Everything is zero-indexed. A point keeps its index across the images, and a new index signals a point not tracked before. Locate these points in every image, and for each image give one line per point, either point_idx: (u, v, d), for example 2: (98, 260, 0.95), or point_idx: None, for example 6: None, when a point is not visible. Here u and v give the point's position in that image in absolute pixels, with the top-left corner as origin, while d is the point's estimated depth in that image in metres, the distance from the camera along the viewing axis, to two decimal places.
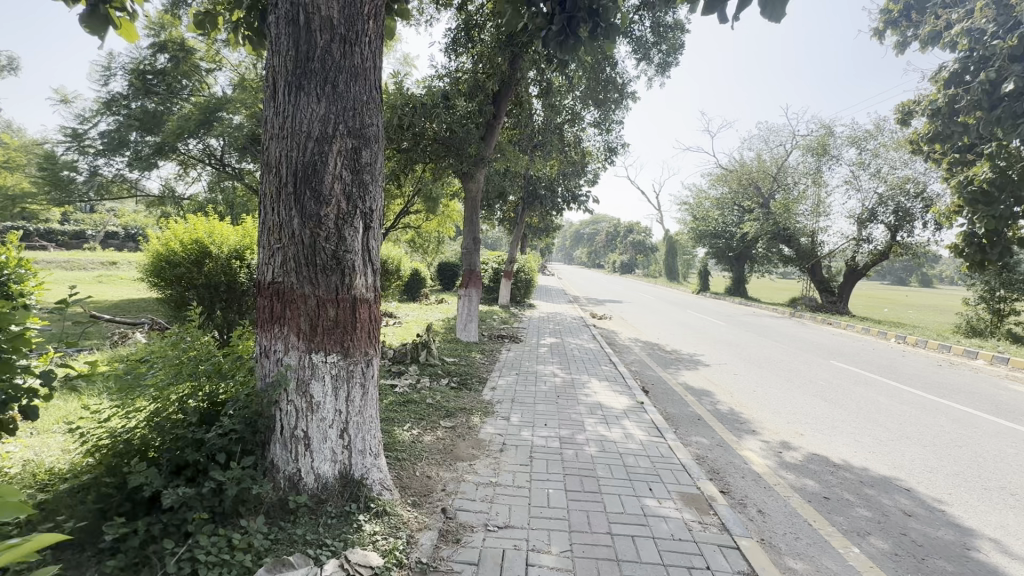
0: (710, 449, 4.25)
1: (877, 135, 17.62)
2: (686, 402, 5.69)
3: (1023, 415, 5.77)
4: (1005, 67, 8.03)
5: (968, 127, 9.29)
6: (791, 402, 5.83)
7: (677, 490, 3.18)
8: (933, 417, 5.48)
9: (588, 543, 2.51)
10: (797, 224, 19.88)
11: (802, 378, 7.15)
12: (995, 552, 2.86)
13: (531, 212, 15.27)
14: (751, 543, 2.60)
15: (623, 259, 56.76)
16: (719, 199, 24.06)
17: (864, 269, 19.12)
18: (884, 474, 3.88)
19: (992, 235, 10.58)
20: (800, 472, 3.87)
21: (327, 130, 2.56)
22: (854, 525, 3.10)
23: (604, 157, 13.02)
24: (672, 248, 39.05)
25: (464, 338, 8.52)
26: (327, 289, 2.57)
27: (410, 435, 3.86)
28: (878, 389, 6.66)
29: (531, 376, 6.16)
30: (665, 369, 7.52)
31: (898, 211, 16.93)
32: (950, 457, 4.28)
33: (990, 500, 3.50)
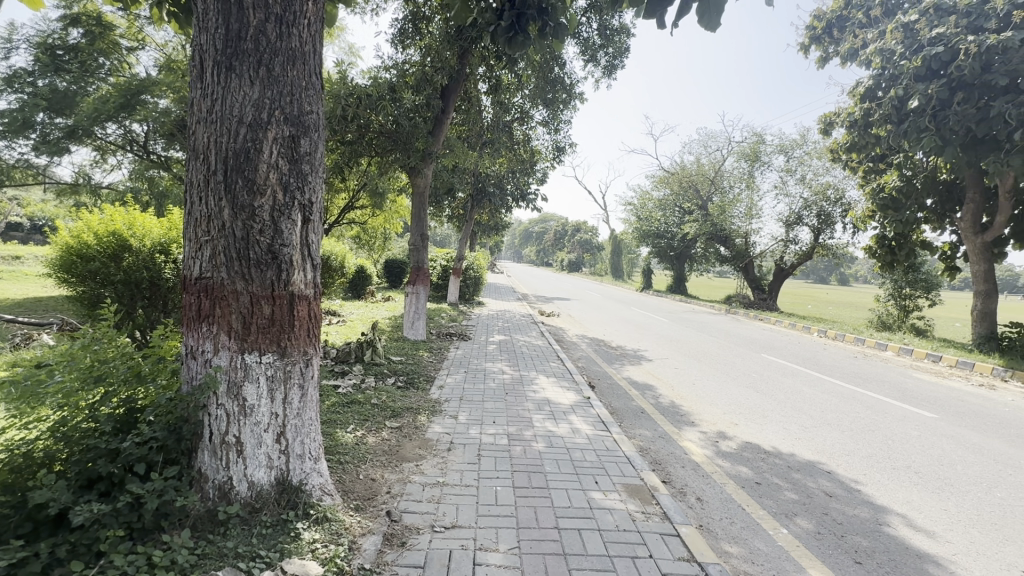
0: (652, 441, 4.40)
1: (802, 144, 18.94)
2: (630, 396, 5.87)
3: (924, 401, 6.39)
4: (911, 85, 8.87)
5: (880, 138, 10.16)
6: (727, 394, 6.16)
7: (621, 482, 3.26)
8: (850, 404, 5.96)
9: (535, 539, 2.51)
10: (732, 226, 21.06)
11: (737, 370, 7.58)
12: (903, 526, 3.14)
13: (480, 209, 15.22)
14: (691, 530, 2.70)
15: (570, 257, 57.89)
16: (661, 201, 24.99)
17: (791, 268, 20.50)
18: (809, 458, 4.18)
19: (900, 238, 11.65)
20: (734, 460, 4.07)
21: (261, 115, 2.40)
22: (782, 507, 3.30)
23: (553, 156, 13.16)
24: (618, 248, 40.19)
25: (411, 336, 8.34)
26: (262, 285, 2.42)
27: (353, 437, 3.72)
28: (803, 380, 7.18)
29: (480, 374, 6.12)
30: (611, 364, 7.71)
31: (820, 215, 18.28)
32: (864, 440, 4.66)
33: (897, 478, 3.84)
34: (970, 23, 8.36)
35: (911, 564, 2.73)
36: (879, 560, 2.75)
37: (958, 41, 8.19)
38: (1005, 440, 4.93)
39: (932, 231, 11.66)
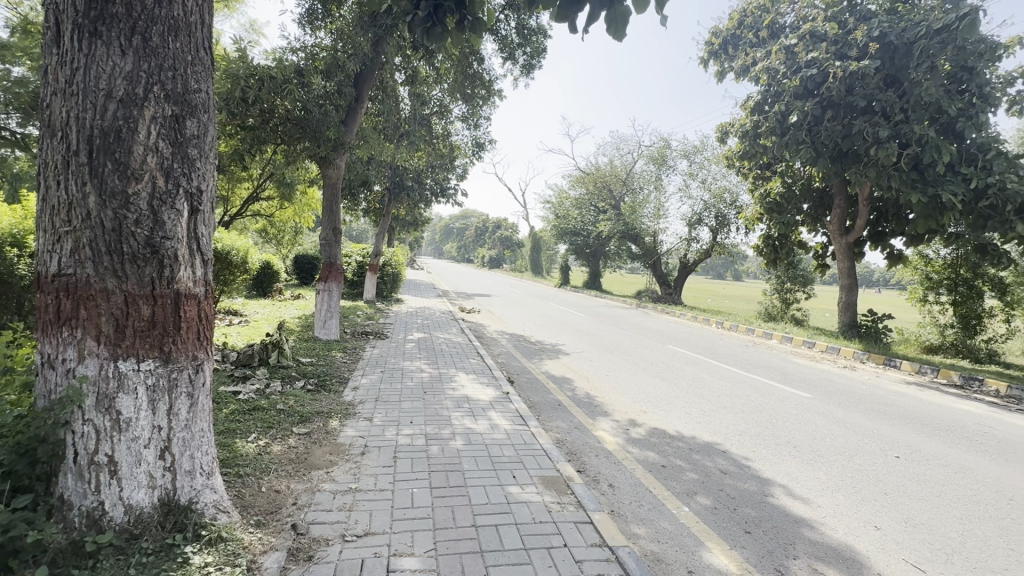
0: (568, 432, 4.54)
1: (702, 150, 20.54)
2: (548, 389, 6.02)
3: (802, 382, 7.23)
4: (792, 102, 9.94)
5: (766, 148, 11.26)
6: (636, 383, 6.53)
7: (538, 475, 3.31)
8: (742, 388, 6.59)
9: (452, 539, 2.48)
10: (642, 225, 22.35)
11: (646, 361, 8.07)
12: (785, 496, 3.51)
13: (398, 204, 14.78)
14: (603, 516, 2.81)
15: (491, 254, 58.24)
16: (577, 200, 25.89)
17: (693, 266, 22.18)
18: (708, 440, 4.54)
19: (782, 238, 13.06)
20: (643, 446, 4.32)
21: (135, 90, 2.11)
22: (685, 487, 3.56)
23: (472, 152, 13.12)
24: (537, 244, 41.02)
25: (323, 336, 7.89)
26: (139, 283, 2.14)
27: (255, 447, 3.44)
28: (703, 368, 7.82)
29: (397, 374, 5.94)
30: (530, 359, 7.85)
31: (718, 217, 19.98)
32: (753, 420, 5.17)
33: (779, 453, 4.30)
34: (838, 50, 9.52)
35: (791, 529, 3.05)
36: (765, 528, 3.05)
37: (828, 65, 9.32)
38: (863, 414, 5.71)
39: (807, 233, 13.22)
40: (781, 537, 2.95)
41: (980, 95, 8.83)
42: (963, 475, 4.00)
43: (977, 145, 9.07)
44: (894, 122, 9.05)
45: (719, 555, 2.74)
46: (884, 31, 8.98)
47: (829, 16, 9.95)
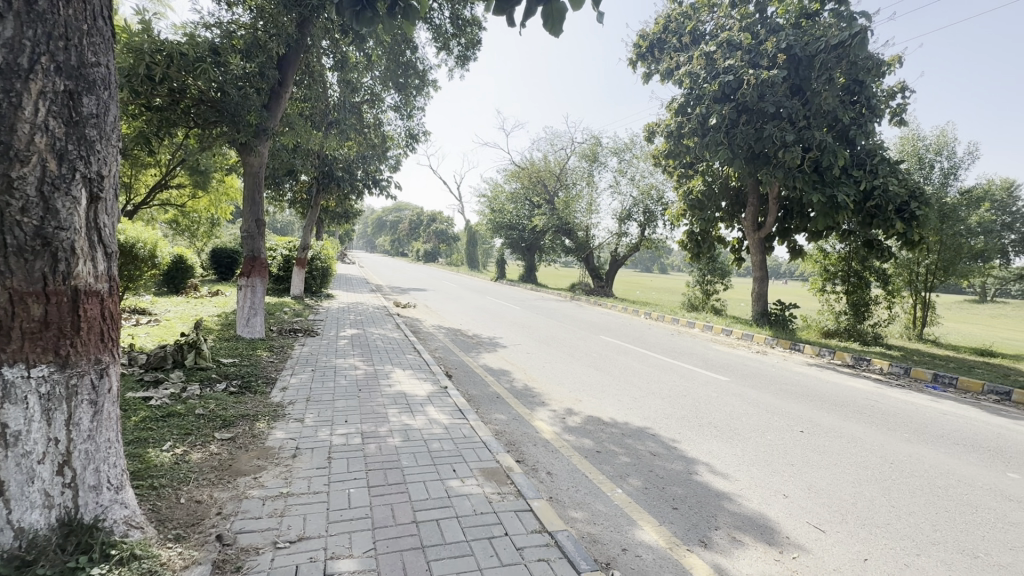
0: (507, 424, 4.59)
1: (631, 148, 21.40)
2: (486, 382, 6.05)
3: (721, 367, 7.80)
4: (711, 105, 10.62)
5: (689, 147, 11.96)
6: (572, 374, 6.72)
7: (478, 467, 3.33)
8: (669, 374, 6.99)
9: (392, 537, 2.44)
10: (576, 220, 22.98)
11: (581, 352, 8.34)
12: (708, 472, 3.78)
13: (327, 195, 14.12)
14: (542, 503, 2.89)
15: (426, 248, 57.23)
16: (513, 194, 26.08)
17: (624, 259, 23.10)
18: (639, 424, 4.78)
19: (703, 234, 13.94)
20: (579, 433, 4.47)
21: (18, 60, 1.86)
22: (618, 470, 3.73)
23: (405, 143, 12.83)
24: (472, 238, 40.80)
25: (246, 335, 7.40)
26: (27, 279, 1.89)
27: (172, 456, 3.17)
28: (634, 356, 8.21)
29: (329, 372, 5.71)
30: (467, 353, 7.83)
31: (646, 212, 20.93)
32: (679, 404, 5.51)
33: (701, 433, 4.62)
34: (751, 59, 10.28)
35: (712, 503, 3.30)
36: (690, 503, 3.27)
37: (743, 72, 10.04)
38: (773, 394, 6.27)
39: (725, 229, 14.21)
40: (704, 511, 3.18)
41: (868, 105, 10.00)
42: (854, 445, 4.51)
43: (865, 151, 10.22)
44: (799, 128, 9.92)
45: (650, 532, 2.91)
46: (791, 43, 9.80)
47: (743, 27, 10.70)
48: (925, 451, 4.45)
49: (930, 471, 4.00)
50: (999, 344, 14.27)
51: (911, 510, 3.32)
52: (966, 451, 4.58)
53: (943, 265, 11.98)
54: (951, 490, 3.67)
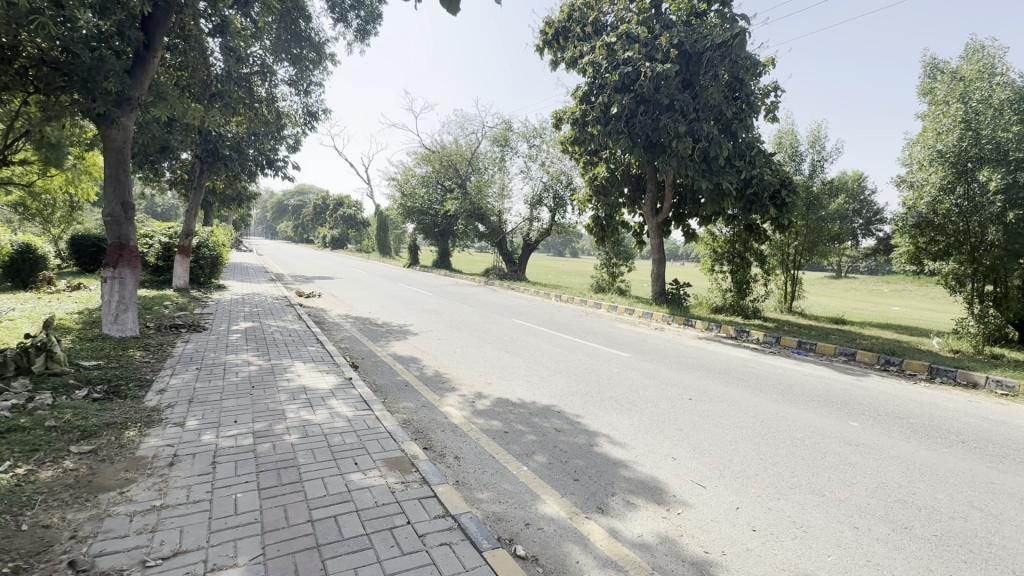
0: (415, 411, 4.53)
1: (541, 134, 21.79)
2: (395, 371, 5.90)
3: (624, 344, 8.30)
4: (612, 95, 11.12)
5: (593, 135, 12.41)
6: (483, 357, 6.78)
7: (382, 457, 3.25)
8: (576, 353, 7.32)
9: (283, 540, 2.30)
10: (488, 204, 23.02)
11: (492, 335, 8.43)
12: (607, 443, 4.02)
13: (214, 175, 12.80)
14: (447, 488, 2.89)
15: (333, 234, 54.24)
16: (424, 177, 25.49)
17: (536, 243, 23.58)
18: (546, 403, 4.95)
19: (608, 218, 14.64)
20: (487, 416, 4.53)
21: None
22: (524, 449, 3.84)
23: (303, 121, 11.98)
24: (383, 223, 39.28)
25: (116, 333, 6.54)
26: None
27: (10, 479, 2.71)
28: (543, 338, 8.47)
29: (218, 369, 5.22)
30: (376, 342, 7.57)
31: (555, 198, 21.51)
32: (584, 381, 5.79)
33: (603, 407, 4.89)
34: (647, 52, 10.84)
35: (610, 471, 3.52)
36: (590, 474, 3.46)
37: (640, 65, 10.59)
38: (667, 366, 6.80)
39: (628, 214, 15.00)
40: (602, 479, 3.38)
41: (746, 102, 10.90)
42: (733, 407, 5.04)
43: (746, 143, 11.25)
44: (689, 120, 10.69)
45: (552, 504, 3.04)
46: (682, 39, 10.44)
47: (640, 20, 11.20)
48: (788, 409, 5.10)
49: (791, 426, 4.59)
50: (849, 312, 16.71)
51: (774, 461, 3.79)
52: (819, 405, 5.32)
53: (808, 246, 13.69)
54: (806, 440, 4.24)
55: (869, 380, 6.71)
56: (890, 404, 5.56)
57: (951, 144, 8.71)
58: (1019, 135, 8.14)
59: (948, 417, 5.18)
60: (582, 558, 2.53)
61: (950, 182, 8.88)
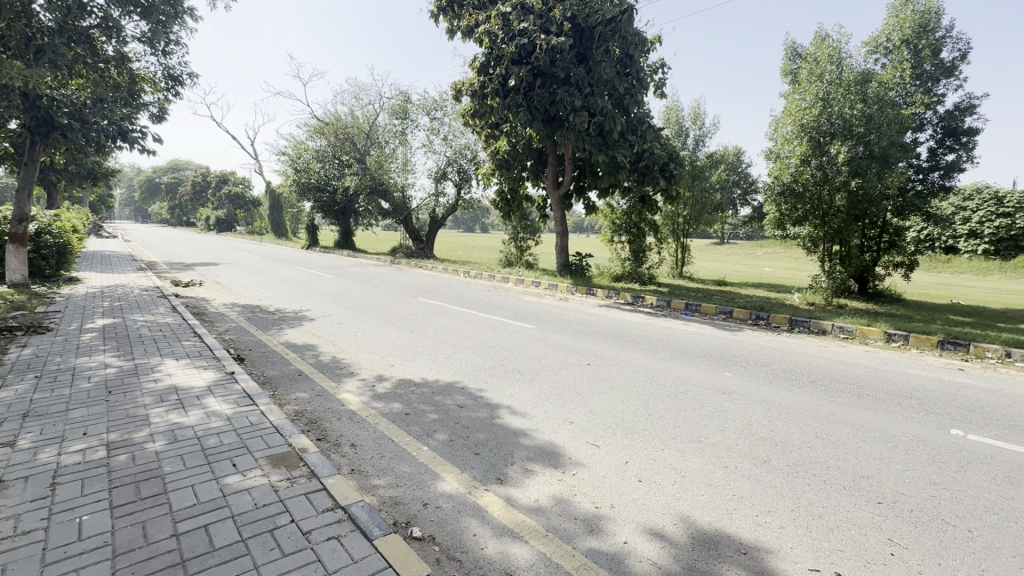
0: (308, 402, 4.25)
1: (442, 106, 21.16)
2: (287, 361, 5.50)
3: (530, 317, 8.47)
4: (510, 66, 11.01)
5: (491, 108, 12.19)
6: (385, 339, 6.55)
7: (266, 455, 3.00)
8: (483, 328, 7.32)
9: (139, 561, 2.05)
10: (390, 180, 22.00)
11: (397, 316, 8.17)
12: (509, 414, 4.09)
13: (50, 148, 10.80)
14: (337, 479, 2.75)
15: (217, 215, 48.88)
16: (318, 152, 23.77)
17: (443, 220, 23.10)
18: (449, 380, 4.91)
19: (512, 192, 14.74)
20: (387, 399, 4.39)
21: None
22: (425, 428, 3.78)
23: (165, 86, 10.47)
24: (276, 202, 36.09)
25: None
26: None
27: None
28: (450, 315, 8.37)
29: (64, 376, 4.48)
30: (267, 331, 6.99)
31: (460, 172, 21.15)
32: (488, 355, 5.83)
33: (506, 379, 4.96)
34: (542, 23, 10.82)
35: (510, 441, 3.58)
36: (490, 446, 3.49)
37: (535, 37, 10.57)
38: (569, 335, 7.06)
39: (531, 188, 15.14)
40: (502, 450, 3.43)
41: (637, 78, 11.32)
42: (627, 369, 5.37)
43: (637, 118, 11.78)
44: (585, 94, 10.94)
45: (452, 481, 3.02)
46: (575, 13, 10.49)
47: None
48: (674, 366, 5.55)
49: (675, 381, 5.02)
50: (728, 274, 18.53)
51: (661, 415, 4.10)
52: (701, 360, 5.85)
53: (694, 216, 14.87)
54: (688, 393, 4.65)
55: (744, 334, 7.50)
56: (758, 354, 6.28)
57: (813, 117, 9.71)
58: (861, 113, 9.50)
59: (804, 361, 5.96)
60: (479, 530, 2.55)
61: (807, 154, 9.99)
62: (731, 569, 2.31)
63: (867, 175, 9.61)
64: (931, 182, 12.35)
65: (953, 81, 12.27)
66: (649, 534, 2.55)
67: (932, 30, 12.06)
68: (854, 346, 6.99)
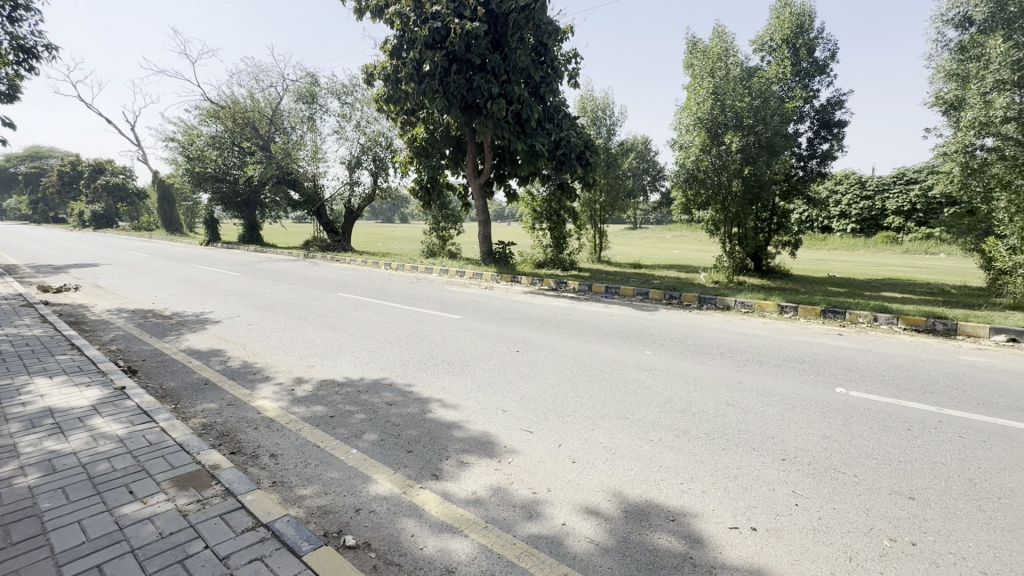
0: (218, 412, 3.88)
1: (352, 91, 20.11)
2: (190, 369, 4.97)
3: (456, 307, 8.38)
4: (424, 51, 10.70)
5: (406, 94, 11.65)
6: (303, 338, 6.15)
7: (171, 477, 2.69)
8: (408, 321, 7.12)
9: None
10: (299, 169, 20.58)
11: (315, 313, 7.70)
12: (441, 407, 4.01)
13: None
14: (258, 494, 2.54)
15: (93, 209, 42.95)
16: (214, 138, 21.65)
17: (359, 210, 22.11)
18: (376, 377, 4.71)
19: (431, 181, 14.41)
20: (309, 402, 4.12)
21: None
22: (353, 430, 3.59)
23: (14, 58, 8.91)
24: (166, 194, 32.45)
25: None
26: None
27: None
28: (372, 309, 8.04)
29: None
30: (163, 337, 6.28)
31: (375, 160, 20.30)
32: (416, 349, 5.68)
33: (436, 372, 4.87)
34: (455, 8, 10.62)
35: (443, 435, 3.51)
36: (423, 442, 3.40)
37: (449, 21, 10.34)
38: (497, 323, 7.08)
39: (451, 176, 14.91)
40: (436, 445, 3.35)
41: (552, 66, 11.44)
42: (554, 353, 5.49)
43: (554, 106, 11.99)
44: (502, 81, 10.93)
45: (385, 482, 2.91)
46: None
47: None
48: (598, 347, 5.76)
49: (601, 362, 5.21)
50: (642, 257, 19.55)
51: (589, 396, 4.24)
52: (623, 340, 6.12)
53: (609, 202, 15.50)
54: (613, 372, 4.85)
55: (660, 314, 7.96)
56: (673, 331, 6.69)
57: (707, 110, 10.42)
58: (750, 105, 10.39)
59: (714, 336, 6.44)
60: (416, 530, 2.47)
61: (706, 144, 10.75)
62: (662, 537, 2.43)
63: (758, 163, 10.55)
64: (810, 169, 13.77)
65: (825, 78, 13.78)
66: (585, 513, 2.62)
67: (806, 30, 13.41)
68: (755, 319, 7.69)
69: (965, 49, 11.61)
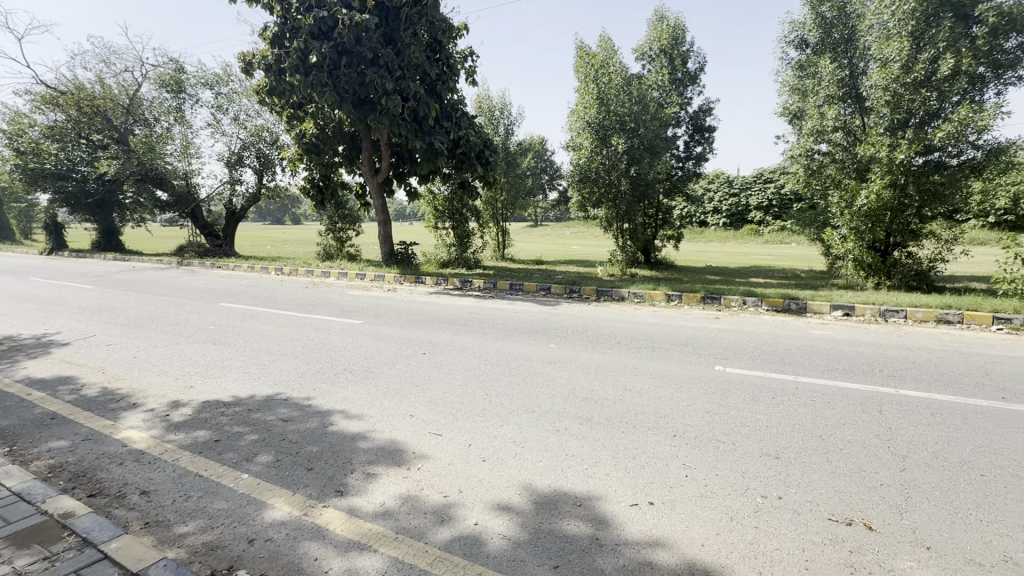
0: (70, 451, 3.32)
1: (227, 80, 18.26)
2: (30, 403, 4.19)
3: (357, 311, 7.99)
4: (309, 41, 10.05)
5: (292, 86, 10.82)
6: (179, 357, 5.47)
7: (6, 535, 2.25)
8: (304, 330, 6.64)
9: None
10: (166, 166, 18.23)
11: (193, 326, 6.89)
12: (344, 419, 3.79)
13: None
14: (125, 541, 2.22)
15: None
16: (52, 128, 18.41)
17: (242, 211, 20.19)
18: (268, 393, 4.34)
19: (324, 178, 13.61)
20: (189, 427, 3.67)
21: None
22: (243, 453, 3.27)
23: None
24: None
25: None
26: None
27: None
28: (262, 319, 7.38)
29: None
30: None
31: (259, 156, 18.66)
32: (313, 359, 5.32)
33: (337, 382, 4.60)
34: None
35: (347, 448, 3.33)
36: (325, 458, 3.20)
37: (336, 11, 9.86)
38: (401, 326, 6.87)
39: (347, 175, 14.24)
40: (339, 459, 3.17)
41: (447, 64, 11.37)
42: (461, 353, 5.46)
43: (451, 104, 11.93)
44: (395, 77, 10.58)
45: (283, 506, 2.69)
46: None
47: None
48: (505, 344, 5.84)
49: (508, 358, 5.28)
50: (543, 253, 20.19)
51: (497, 392, 4.29)
52: (528, 336, 6.27)
53: (510, 201, 15.82)
54: (520, 368, 4.95)
55: (562, 308, 8.27)
56: (575, 324, 7.00)
57: (595, 114, 11.06)
58: (633, 110, 11.19)
59: (612, 326, 6.84)
60: (320, 552, 2.32)
61: (596, 145, 11.39)
62: (571, 523, 2.53)
63: (642, 163, 11.40)
64: (688, 169, 15.17)
65: (696, 87, 15.27)
66: (497, 510, 2.64)
67: (680, 43, 14.73)
68: (647, 308, 8.31)
69: (802, 66, 13.31)
